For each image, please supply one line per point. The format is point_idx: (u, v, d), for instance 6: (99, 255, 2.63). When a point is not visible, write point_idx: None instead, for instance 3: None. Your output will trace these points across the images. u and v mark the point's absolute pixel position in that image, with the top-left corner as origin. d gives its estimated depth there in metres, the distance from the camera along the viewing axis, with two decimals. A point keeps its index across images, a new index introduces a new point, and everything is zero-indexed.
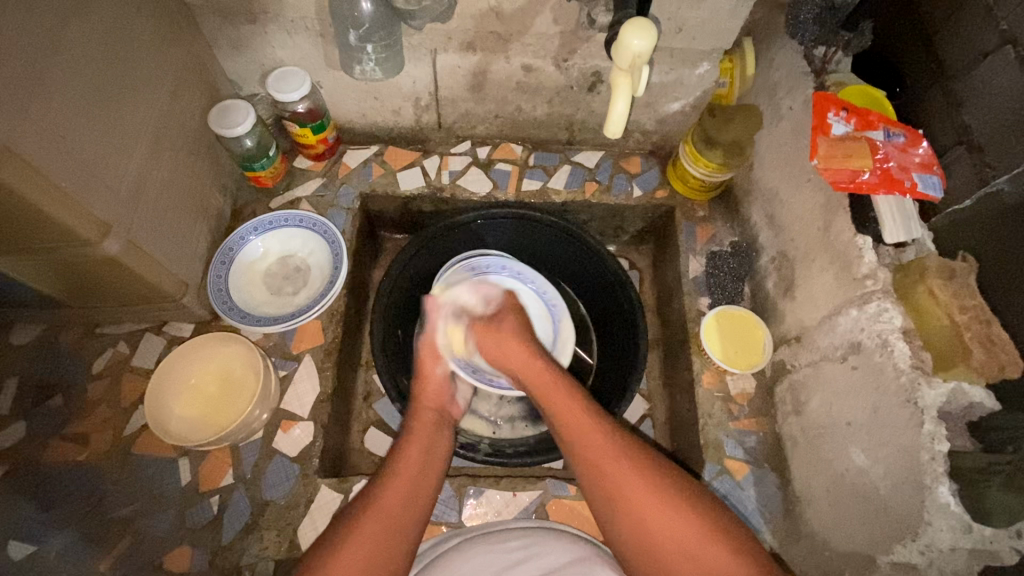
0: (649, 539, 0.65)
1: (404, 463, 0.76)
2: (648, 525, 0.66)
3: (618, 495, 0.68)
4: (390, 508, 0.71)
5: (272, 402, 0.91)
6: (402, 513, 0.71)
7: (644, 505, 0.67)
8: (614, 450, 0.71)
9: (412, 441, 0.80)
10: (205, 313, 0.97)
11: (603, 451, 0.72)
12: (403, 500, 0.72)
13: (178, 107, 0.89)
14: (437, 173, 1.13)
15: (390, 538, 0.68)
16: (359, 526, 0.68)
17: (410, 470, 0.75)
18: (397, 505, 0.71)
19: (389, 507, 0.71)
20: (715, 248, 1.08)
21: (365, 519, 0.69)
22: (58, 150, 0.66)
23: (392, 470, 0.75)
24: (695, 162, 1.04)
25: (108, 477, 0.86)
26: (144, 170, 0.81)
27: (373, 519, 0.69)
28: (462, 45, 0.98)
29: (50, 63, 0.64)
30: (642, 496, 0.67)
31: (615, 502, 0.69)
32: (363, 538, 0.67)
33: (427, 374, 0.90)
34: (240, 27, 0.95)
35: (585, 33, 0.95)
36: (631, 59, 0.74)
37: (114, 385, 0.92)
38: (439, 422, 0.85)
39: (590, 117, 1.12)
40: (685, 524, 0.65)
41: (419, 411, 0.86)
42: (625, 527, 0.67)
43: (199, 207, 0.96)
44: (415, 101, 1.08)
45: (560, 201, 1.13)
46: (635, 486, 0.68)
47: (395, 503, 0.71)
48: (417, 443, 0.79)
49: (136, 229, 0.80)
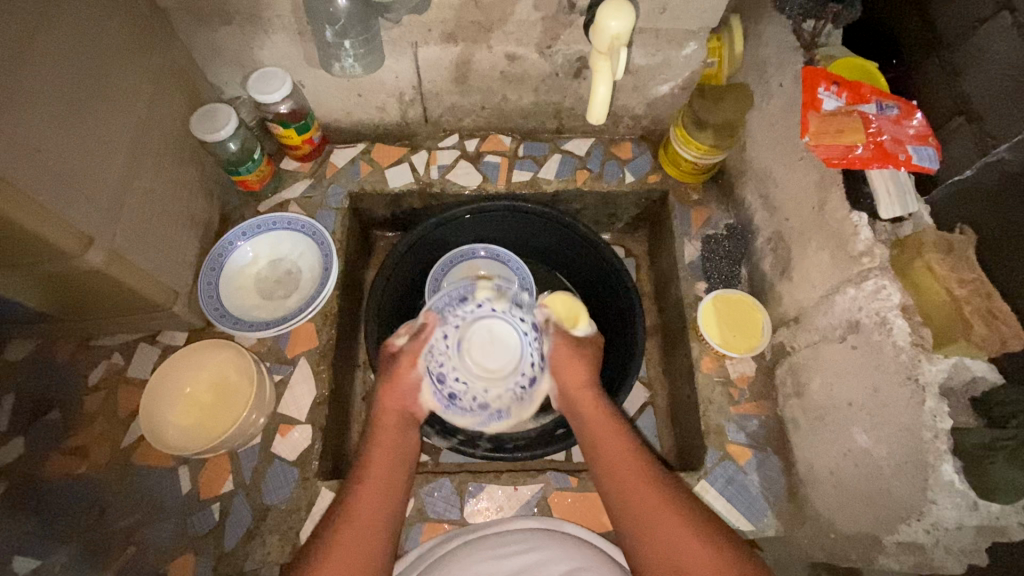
0: (649, 535, 0.67)
1: (372, 469, 0.74)
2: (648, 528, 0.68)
3: (627, 503, 0.70)
4: (364, 520, 0.70)
5: (268, 407, 0.91)
6: (374, 521, 0.70)
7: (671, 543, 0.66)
8: (635, 473, 0.72)
9: (380, 443, 0.78)
10: (198, 321, 0.96)
11: (633, 483, 0.71)
12: (373, 510, 0.71)
13: (157, 113, 0.88)
14: (425, 168, 1.12)
15: (367, 546, 0.68)
16: (339, 538, 0.68)
17: (377, 478, 0.74)
18: (367, 516, 0.70)
19: (363, 514, 0.70)
20: (710, 232, 1.06)
21: (340, 532, 0.68)
22: (34, 164, 0.65)
23: (360, 479, 0.73)
24: (686, 145, 1.03)
25: (109, 489, 0.86)
26: (125, 179, 0.80)
27: (349, 531, 0.68)
28: (442, 36, 0.96)
29: (19, 75, 0.63)
30: (665, 527, 0.67)
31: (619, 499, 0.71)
32: (342, 548, 0.67)
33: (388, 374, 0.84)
34: (216, 30, 0.94)
35: (568, 18, 0.93)
36: (611, 42, 0.72)
37: (110, 397, 0.91)
38: (404, 420, 0.81)
39: (577, 104, 1.10)
40: (676, 527, 0.66)
41: (381, 410, 0.81)
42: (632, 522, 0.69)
43: (185, 214, 0.95)
44: (399, 96, 1.07)
45: (552, 190, 1.12)
46: (637, 492, 0.70)
47: (368, 515, 0.70)
48: (385, 446, 0.77)
49: (120, 239, 0.79)
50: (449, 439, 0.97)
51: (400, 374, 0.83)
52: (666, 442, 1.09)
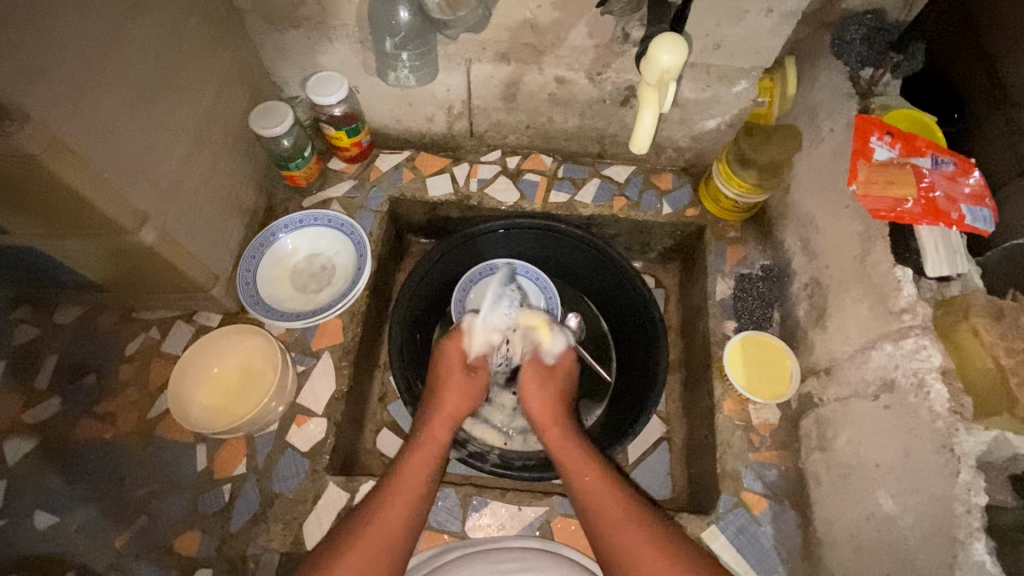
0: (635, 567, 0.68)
1: (407, 480, 0.76)
2: (632, 545, 0.69)
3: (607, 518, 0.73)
4: (391, 523, 0.71)
5: (288, 396, 0.93)
6: (399, 524, 0.72)
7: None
8: (620, 515, 0.72)
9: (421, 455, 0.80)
10: (233, 305, 1.00)
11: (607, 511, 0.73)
12: (400, 516, 0.73)
13: (220, 107, 0.92)
14: (465, 180, 1.14)
15: (388, 549, 0.70)
16: (359, 542, 0.69)
17: (411, 487, 0.75)
18: (395, 520, 0.72)
19: (389, 522, 0.72)
20: (745, 271, 1.04)
21: (363, 535, 0.70)
22: (107, 143, 0.69)
23: (395, 483, 0.75)
24: (728, 181, 1.02)
25: (130, 457, 0.90)
26: (183, 165, 0.84)
27: (369, 544, 0.69)
28: (496, 55, 0.97)
29: (108, 60, 0.68)
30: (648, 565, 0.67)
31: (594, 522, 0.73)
32: (361, 553, 0.69)
33: (444, 385, 0.88)
34: (284, 33, 0.98)
35: (620, 47, 0.92)
36: (660, 75, 0.71)
37: (143, 368, 0.95)
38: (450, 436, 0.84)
39: (621, 131, 1.10)
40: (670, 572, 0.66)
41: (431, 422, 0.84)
42: (606, 536, 0.71)
43: (234, 203, 1.00)
44: (448, 109, 1.09)
45: (588, 214, 1.12)
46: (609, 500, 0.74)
47: (394, 520, 0.72)
48: (427, 457, 0.79)
49: (173, 220, 0.83)
50: (459, 450, 0.97)
51: (455, 390, 0.88)
52: (678, 480, 1.06)
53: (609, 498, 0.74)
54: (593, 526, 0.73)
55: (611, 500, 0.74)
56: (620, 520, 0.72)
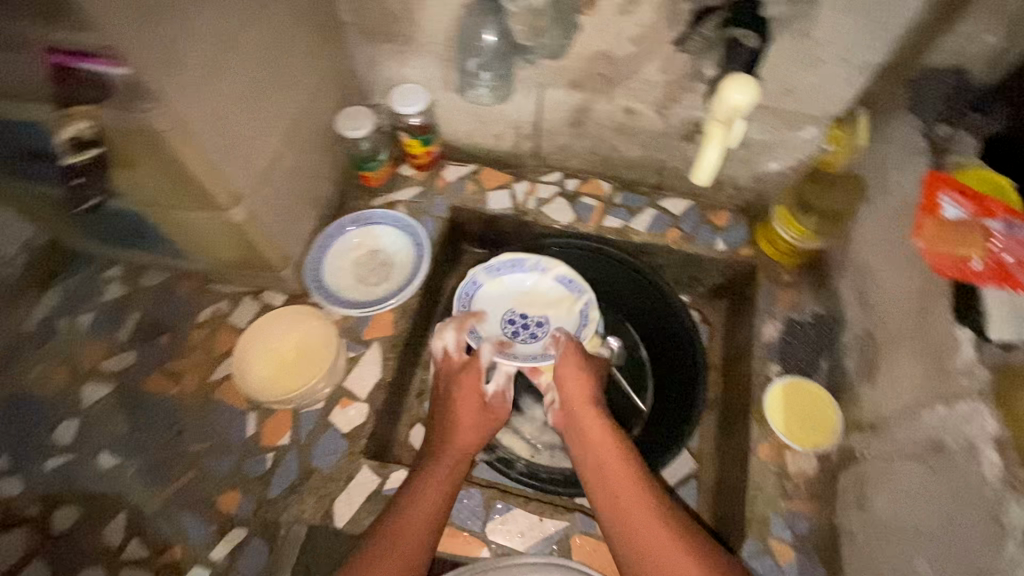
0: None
1: (423, 502, 0.83)
2: (651, 556, 0.77)
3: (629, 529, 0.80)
4: (410, 539, 0.79)
5: (336, 378, 0.99)
6: (418, 541, 0.80)
7: None
8: (645, 524, 0.79)
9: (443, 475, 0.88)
10: (298, 288, 1.08)
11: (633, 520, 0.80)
12: (418, 534, 0.80)
13: (315, 107, 1.01)
14: (524, 197, 1.19)
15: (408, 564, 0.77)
16: (382, 555, 0.77)
17: (426, 508, 0.83)
18: (413, 538, 0.80)
19: (409, 539, 0.79)
20: (795, 316, 1.04)
21: (386, 549, 0.77)
22: (218, 123, 0.75)
23: (411, 504, 0.83)
24: (787, 226, 1.03)
25: (190, 415, 0.98)
26: (278, 153, 0.91)
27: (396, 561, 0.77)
28: (569, 83, 1.01)
29: (231, 52, 0.75)
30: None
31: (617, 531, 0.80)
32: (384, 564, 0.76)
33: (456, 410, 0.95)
34: (378, 46, 1.05)
35: (691, 85, 0.95)
36: (732, 112, 0.72)
37: (211, 335, 1.04)
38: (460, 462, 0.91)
39: (682, 165, 1.13)
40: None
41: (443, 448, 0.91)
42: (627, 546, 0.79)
43: (313, 195, 1.08)
44: (517, 129, 1.15)
45: (640, 242, 1.15)
46: (633, 511, 0.81)
47: (412, 538, 0.80)
48: (441, 481, 0.87)
49: (261, 202, 0.89)
50: (487, 453, 1.02)
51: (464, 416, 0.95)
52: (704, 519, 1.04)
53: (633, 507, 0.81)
54: (617, 532, 0.81)
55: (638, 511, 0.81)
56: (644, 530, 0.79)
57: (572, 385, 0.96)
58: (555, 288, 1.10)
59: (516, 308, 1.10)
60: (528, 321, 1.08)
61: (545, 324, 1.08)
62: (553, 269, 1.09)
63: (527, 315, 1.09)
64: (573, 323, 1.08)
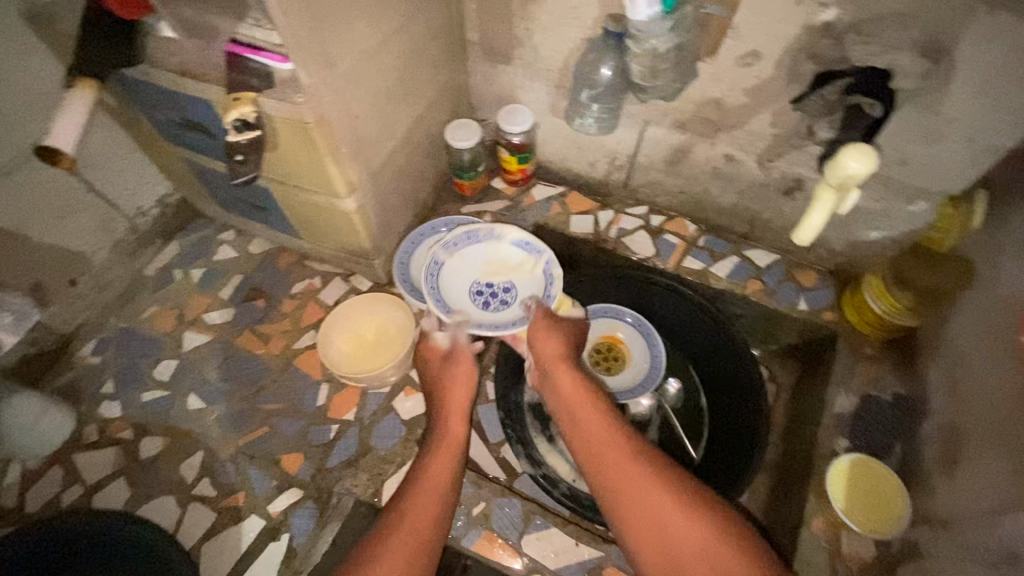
0: (654, 527, 0.72)
1: (429, 475, 0.81)
2: (648, 507, 0.73)
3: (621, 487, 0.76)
4: (424, 513, 0.77)
5: (405, 367, 1.04)
6: (434, 514, 0.77)
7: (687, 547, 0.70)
8: (637, 473, 0.76)
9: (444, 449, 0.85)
10: (383, 277, 1.15)
11: (626, 468, 0.77)
12: (435, 509, 0.78)
13: (431, 115, 1.08)
14: (607, 226, 1.21)
15: (425, 540, 0.74)
16: (395, 533, 0.74)
17: (432, 481, 0.80)
18: (427, 510, 0.77)
19: (422, 510, 0.77)
20: (874, 393, 1.00)
21: (401, 521, 0.75)
22: (352, 122, 0.82)
23: (420, 479, 0.80)
24: (879, 298, 1.01)
25: (270, 376, 1.06)
26: (392, 154, 0.98)
27: (408, 541, 0.73)
28: (674, 123, 1.03)
29: (374, 58, 0.82)
30: (672, 526, 0.72)
31: (610, 480, 0.77)
32: (400, 538, 0.73)
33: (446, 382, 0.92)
34: (495, 66, 1.11)
35: (800, 142, 0.94)
36: (841, 178, 0.72)
37: (301, 307, 1.13)
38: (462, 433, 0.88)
39: (775, 219, 1.11)
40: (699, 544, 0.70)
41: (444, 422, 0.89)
42: (623, 499, 0.75)
43: (413, 195, 1.15)
44: (612, 159, 1.18)
45: (717, 288, 1.15)
46: (619, 459, 0.78)
47: (427, 510, 0.77)
48: (449, 453, 0.84)
49: (371, 195, 0.96)
50: (534, 468, 1.01)
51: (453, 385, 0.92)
52: None
53: (625, 455, 0.78)
54: (608, 482, 0.78)
55: (627, 460, 0.78)
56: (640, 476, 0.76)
57: (544, 342, 0.90)
58: (514, 252, 0.99)
59: (481, 276, 0.98)
60: (494, 289, 0.97)
61: (512, 290, 0.98)
62: (511, 232, 0.99)
63: (493, 283, 0.98)
64: (539, 285, 0.97)
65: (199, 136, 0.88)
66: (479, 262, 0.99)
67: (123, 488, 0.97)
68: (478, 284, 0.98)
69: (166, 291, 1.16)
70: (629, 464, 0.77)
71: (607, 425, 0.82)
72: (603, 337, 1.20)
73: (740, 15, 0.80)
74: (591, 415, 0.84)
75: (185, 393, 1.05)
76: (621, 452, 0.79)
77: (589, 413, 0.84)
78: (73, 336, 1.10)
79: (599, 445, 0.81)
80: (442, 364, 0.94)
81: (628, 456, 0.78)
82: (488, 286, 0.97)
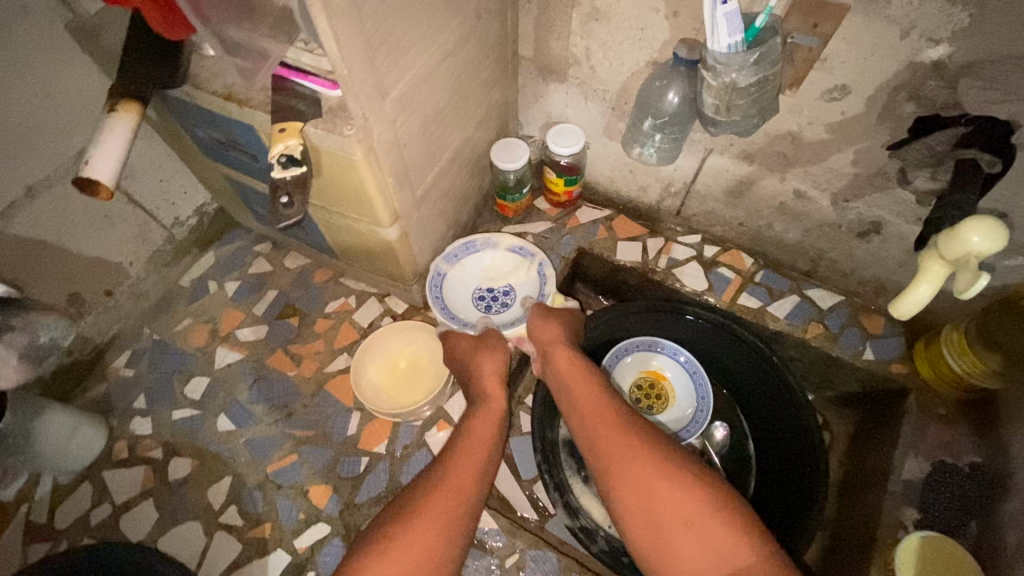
0: (644, 496, 0.75)
1: (469, 445, 0.84)
2: (638, 477, 0.77)
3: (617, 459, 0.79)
4: (462, 480, 0.80)
5: (440, 400, 1.01)
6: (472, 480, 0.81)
7: (673, 515, 0.73)
8: (631, 447, 0.80)
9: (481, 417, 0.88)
10: (420, 300, 1.10)
11: (618, 441, 0.81)
12: (474, 475, 0.81)
13: (478, 134, 1.02)
14: (656, 255, 1.14)
15: (462, 503, 0.78)
16: (434, 499, 0.77)
17: (471, 450, 0.84)
18: (467, 477, 0.80)
19: (461, 477, 0.80)
20: (948, 459, 0.91)
21: (442, 489, 0.78)
22: (400, 151, 0.77)
23: (459, 448, 0.84)
24: (960, 354, 0.91)
25: (301, 400, 1.03)
26: (438, 178, 0.93)
27: (446, 499, 0.77)
28: (740, 153, 0.95)
29: (427, 83, 0.77)
30: (661, 497, 0.75)
31: (603, 454, 0.81)
32: (441, 502, 0.77)
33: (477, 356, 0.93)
34: (547, 84, 1.05)
35: (885, 184, 0.85)
36: (963, 256, 0.61)
37: (334, 327, 1.09)
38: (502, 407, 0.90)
39: (844, 259, 1.03)
40: (687, 514, 0.73)
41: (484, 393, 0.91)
42: (614, 472, 0.79)
43: (454, 215, 1.10)
44: (666, 186, 1.11)
45: (774, 329, 1.07)
46: (612, 434, 0.82)
47: (467, 478, 0.80)
48: (487, 422, 0.88)
49: (413, 221, 0.92)
50: (571, 520, 0.91)
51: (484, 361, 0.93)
52: None
53: (620, 431, 0.82)
54: (601, 457, 0.81)
55: (622, 435, 0.81)
56: (633, 450, 0.79)
57: (541, 329, 0.96)
58: (509, 258, 1.08)
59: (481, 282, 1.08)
60: (495, 293, 1.07)
61: (512, 293, 1.07)
62: (506, 240, 1.07)
63: (494, 287, 1.07)
64: (535, 288, 1.06)
65: (240, 155, 0.85)
66: (480, 270, 1.08)
67: (151, 510, 0.95)
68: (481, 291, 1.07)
69: (200, 303, 1.14)
70: (622, 439, 0.81)
71: (604, 402, 0.86)
72: (645, 372, 1.13)
73: (833, 46, 0.72)
74: (588, 394, 0.88)
75: (215, 413, 1.03)
76: (614, 427, 0.82)
77: (585, 391, 0.88)
78: (107, 346, 1.09)
79: (594, 422, 0.84)
80: (470, 349, 0.95)
81: (621, 429, 0.82)
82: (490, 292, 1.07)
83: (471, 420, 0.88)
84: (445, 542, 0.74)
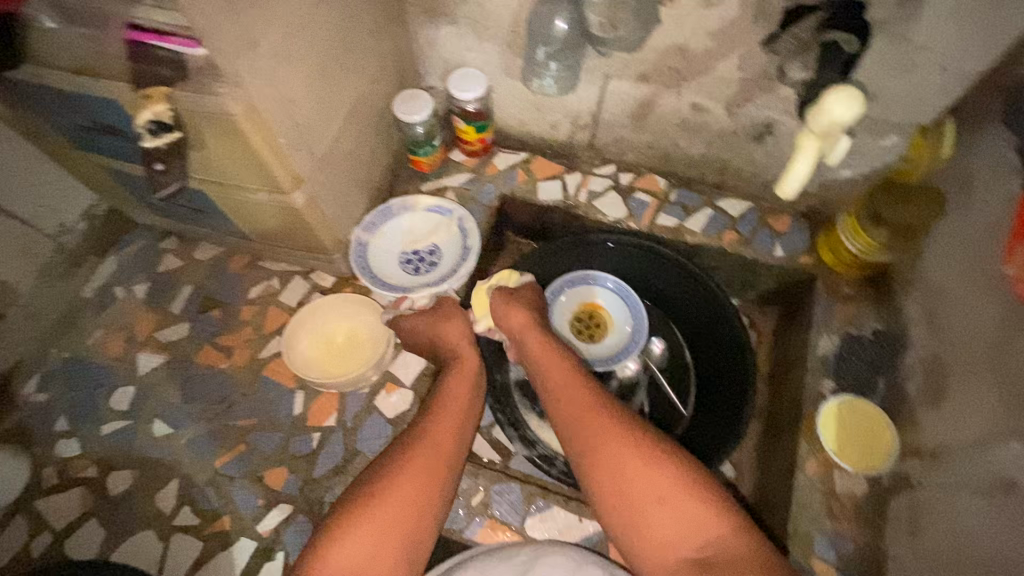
0: (617, 471, 0.75)
1: (447, 409, 0.83)
2: (612, 451, 0.76)
3: (592, 438, 0.78)
4: (443, 442, 0.79)
5: (384, 365, 1.00)
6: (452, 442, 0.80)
7: (644, 492, 0.73)
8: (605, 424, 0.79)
9: (458, 384, 0.87)
10: (347, 270, 1.08)
11: (593, 418, 0.80)
12: (453, 437, 0.80)
13: (375, 89, 0.99)
14: (576, 189, 1.16)
15: (435, 471, 0.77)
16: (409, 463, 0.76)
17: (446, 415, 0.82)
18: (445, 440, 0.80)
19: (441, 441, 0.79)
20: (854, 331, 0.99)
21: (420, 449, 0.77)
22: (288, 109, 0.74)
23: (437, 412, 0.82)
24: (855, 237, 0.98)
25: (239, 390, 1.00)
26: (338, 138, 0.89)
27: (422, 459, 0.76)
28: (636, 74, 0.97)
29: (302, 33, 0.73)
30: (634, 477, 0.74)
31: (577, 428, 0.81)
32: (416, 463, 0.76)
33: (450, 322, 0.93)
34: (439, 28, 1.02)
35: (769, 84, 0.90)
36: (829, 125, 0.71)
37: (261, 312, 1.05)
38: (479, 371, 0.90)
39: (746, 166, 1.08)
40: (659, 488, 0.73)
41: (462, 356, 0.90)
42: (588, 446, 0.78)
43: (368, 179, 1.07)
44: (574, 119, 1.12)
45: (693, 243, 1.12)
46: (586, 412, 0.81)
47: (446, 439, 0.80)
48: (463, 382, 0.87)
49: (320, 185, 0.88)
50: (529, 449, 0.97)
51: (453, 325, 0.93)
52: None
53: (594, 409, 0.81)
54: (575, 432, 0.81)
55: (598, 416, 0.80)
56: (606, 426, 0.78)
57: (508, 312, 0.94)
58: (429, 218, 1.08)
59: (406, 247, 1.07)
60: (421, 254, 1.06)
61: (437, 251, 1.06)
62: (423, 201, 1.08)
63: (418, 249, 1.06)
64: (458, 242, 1.06)
65: (115, 140, 0.78)
66: (402, 235, 1.07)
67: (98, 529, 0.91)
68: (406, 254, 1.06)
69: (110, 312, 1.06)
70: (597, 414, 0.80)
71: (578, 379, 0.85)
72: (580, 305, 1.15)
73: None
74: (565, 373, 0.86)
75: (149, 419, 0.98)
76: (588, 405, 0.81)
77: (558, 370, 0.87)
78: (11, 373, 1.00)
79: (569, 399, 0.83)
80: (428, 321, 0.95)
81: (597, 410, 0.81)
82: (415, 254, 1.05)
83: (448, 378, 0.87)
84: (416, 509, 0.73)
